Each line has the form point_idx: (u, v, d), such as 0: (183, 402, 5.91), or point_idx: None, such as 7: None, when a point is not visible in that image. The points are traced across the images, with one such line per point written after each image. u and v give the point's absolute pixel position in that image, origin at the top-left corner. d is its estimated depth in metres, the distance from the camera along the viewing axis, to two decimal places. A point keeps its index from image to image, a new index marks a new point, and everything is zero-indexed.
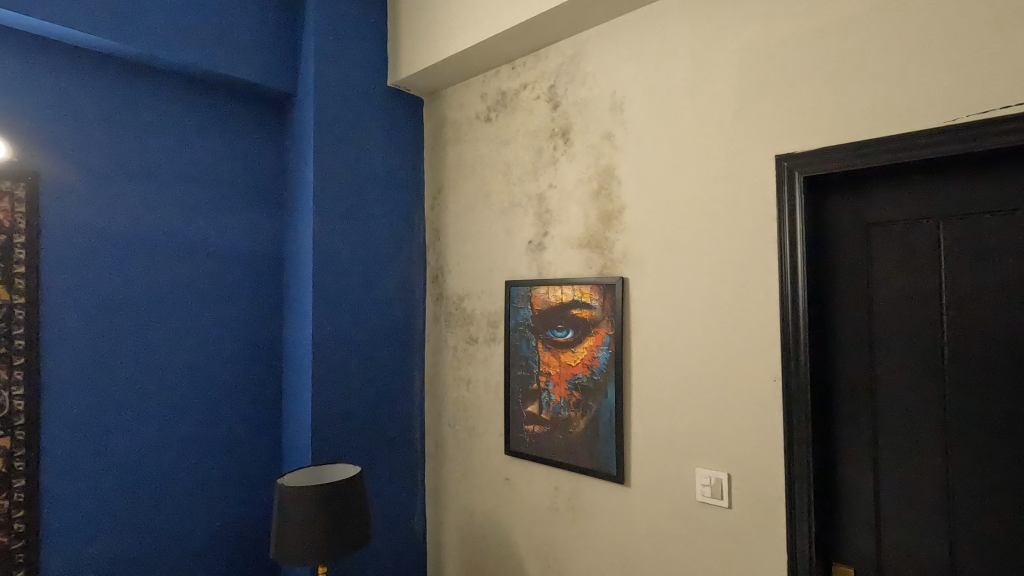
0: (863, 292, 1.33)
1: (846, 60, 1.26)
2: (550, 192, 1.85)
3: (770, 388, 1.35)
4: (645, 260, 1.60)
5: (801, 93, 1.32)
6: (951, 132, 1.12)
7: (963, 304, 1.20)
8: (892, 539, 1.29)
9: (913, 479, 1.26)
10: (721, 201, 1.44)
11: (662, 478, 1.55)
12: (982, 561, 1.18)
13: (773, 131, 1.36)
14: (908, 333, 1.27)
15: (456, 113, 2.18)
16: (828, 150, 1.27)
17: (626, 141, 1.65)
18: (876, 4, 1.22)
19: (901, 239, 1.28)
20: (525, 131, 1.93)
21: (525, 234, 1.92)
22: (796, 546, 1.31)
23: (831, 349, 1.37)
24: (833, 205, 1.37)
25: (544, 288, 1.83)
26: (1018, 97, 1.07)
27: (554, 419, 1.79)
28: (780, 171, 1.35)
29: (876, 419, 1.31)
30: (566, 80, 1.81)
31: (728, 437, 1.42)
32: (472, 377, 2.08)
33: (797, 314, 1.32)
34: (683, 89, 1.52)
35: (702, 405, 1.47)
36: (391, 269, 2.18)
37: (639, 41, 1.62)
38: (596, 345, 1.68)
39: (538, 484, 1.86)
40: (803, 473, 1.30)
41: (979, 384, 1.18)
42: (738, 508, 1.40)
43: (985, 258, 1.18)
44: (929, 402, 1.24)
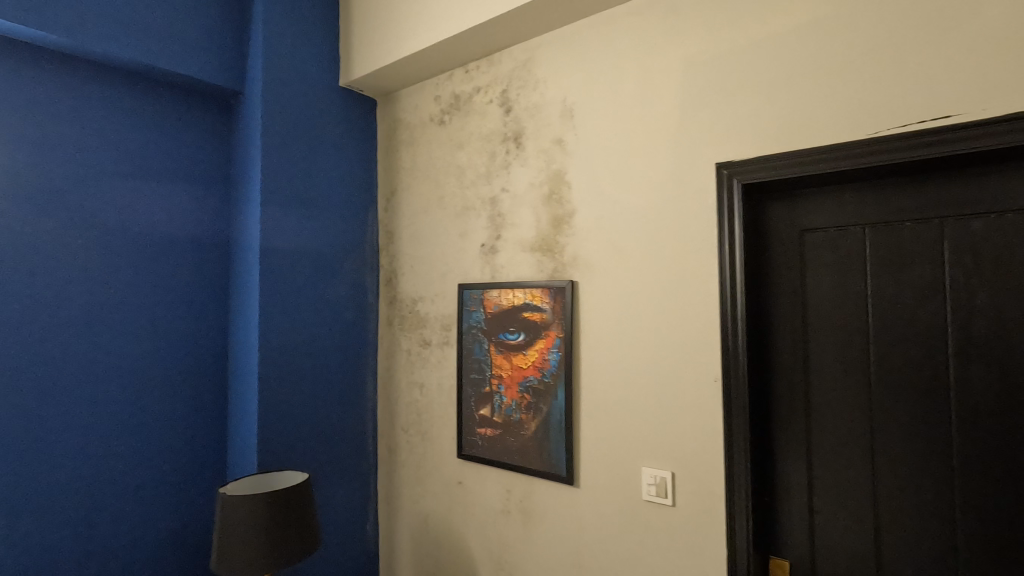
0: (797, 296, 1.39)
1: (781, 73, 1.31)
2: (502, 196, 1.86)
3: (710, 388, 1.40)
4: (594, 264, 1.62)
5: (739, 104, 1.37)
6: (875, 144, 1.18)
7: (887, 307, 1.27)
8: (824, 534, 1.34)
9: (843, 476, 1.32)
10: (665, 207, 1.48)
11: (610, 479, 1.57)
12: (904, 553, 1.24)
13: (713, 140, 1.41)
14: (839, 335, 1.33)
15: (409, 115, 2.17)
16: (764, 158, 1.32)
17: (575, 147, 1.67)
18: (805, 21, 1.28)
19: (831, 245, 1.34)
20: (478, 134, 1.94)
21: (478, 237, 1.93)
22: (735, 540, 1.35)
23: (768, 350, 1.42)
24: (770, 212, 1.43)
25: (496, 291, 1.84)
26: (932, 113, 1.13)
27: (506, 422, 1.80)
28: (719, 178, 1.39)
29: (809, 417, 1.37)
30: (518, 84, 1.82)
31: (671, 437, 1.46)
32: (426, 380, 2.07)
33: (736, 317, 1.36)
34: (630, 97, 1.56)
35: (648, 406, 1.50)
36: (343, 272, 2.15)
37: (588, 48, 1.65)
38: (547, 347, 1.69)
39: (490, 487, 1.86)
40: (742, 470, 1.35)
41: (902, 383, 1.25)
42: (682, 506, 1.44)
43: (907, 264, 1.25)
44: (857, 401, 1.30)
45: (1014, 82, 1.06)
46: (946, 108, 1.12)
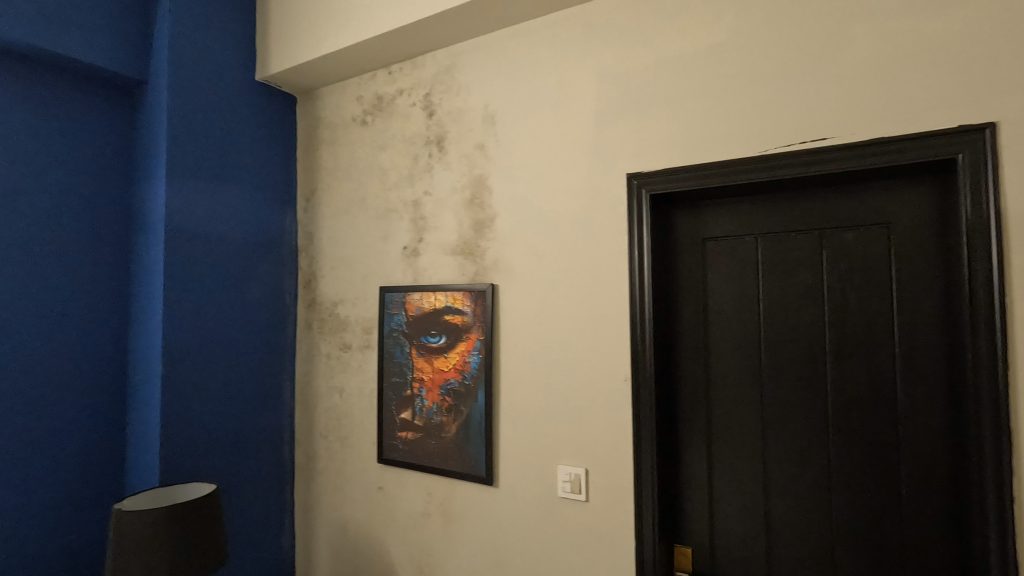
0: (700, 299, 1.49)
1: (685, 91, 1.40)
2: (424, 199, 1.86)
3: (620, 387, 1.47)
4: (513, 267, 1.66)
5: (648, 119, 1.45)
6: (764, 161, 1.29)
7: (776, 310, 1.39)
8: (722, 521, 1.45)
9: (739, 466, 1.42)
10: (581, 214, 1.54)
11: (528, 478, 1.61)
12: (789, 535, 1.36)
13: (625, 152, 1.48)
14: (734, 336, 1.44)
15: (331, 114, 2.13)
16: (669, 170, 1.41)
17: (497, 153, 1.71)
18: (705, 45, 1.37)
19: (730, 253, 1.45)
20: (401, 136, 1.93)
21: (400, 239, 1.92)
22: (643, 532, 1.42)
23: (674, 350, 1.52)
24: (677, 221, 1.52)
25: (418, 294, 1.84)
26: (811, 135, 1.25)
27: (427, 425, 1.80)
28: (630, 188, 1.47)
29: (710, 412, 1.47)
30: (441, 89, 1.83)
31: (585, 434, 1.52)
32: (346, 385, 2.03)
33: (645, 319, 1.44)
34: (548, 107, 1.61)
35: (565, 406, 1.55)
36: (258, 273, 2.07)
37: (509, 57, 1.69)
38: (468, 350, 1.71)
39: (411, 491, 1.85)
40: (649, 465, 1.42)
41: (789, 380, 1.37)
42: (595, 501, 1.50)
43: (793, 271, 1.37)
44: (752, 397, 1.41)
45: (877, 110, 1.18)
46: (823, 131, 1.23)
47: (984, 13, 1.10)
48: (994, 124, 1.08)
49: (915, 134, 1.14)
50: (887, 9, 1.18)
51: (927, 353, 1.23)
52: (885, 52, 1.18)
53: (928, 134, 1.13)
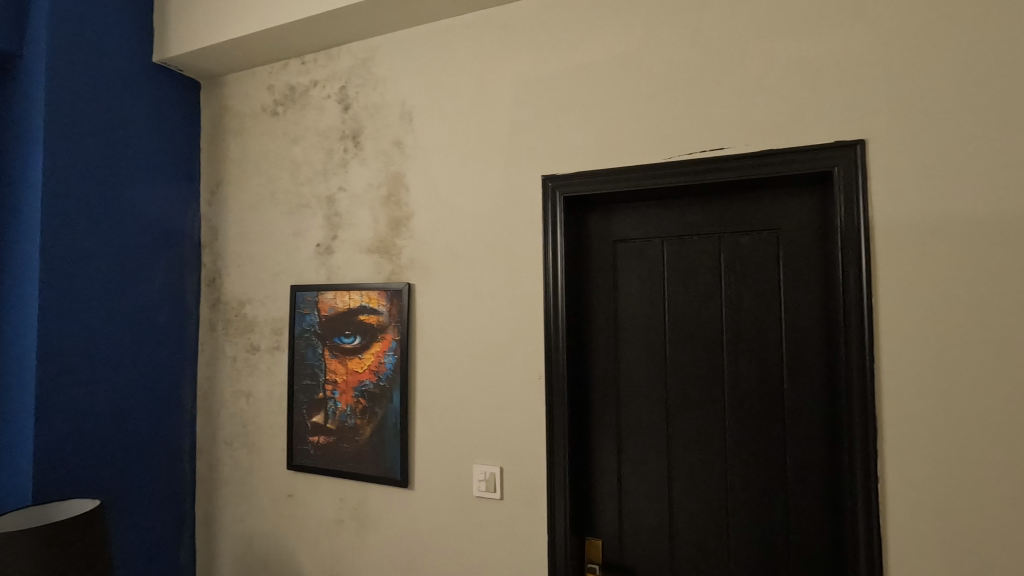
0: (611, 298, 1.54)
1: (597, 97, 1.44)
2: (339, 195, 1.80)
3: (535, 385, 1.49)
4: (430, 266, 1.64)
5: (562, 123, 1.48)
6: (668, 167, 1.35)
7: (680, 309, 1.46)
8: (630, 513, 1.50)
9: (646, 459, 1.49)
10: (497, 214, 1.55)
11: (444, 479, 1.60)
12: (690, 522, 1.44)
13: (540, 155, 1.51)
14: (643, 334, 1.50)
15: (239, 103, 2.01)
16: (581, 173, 1.45)
17: (414, 151, 1.68)
18: (616, 54, 1.42)
19: (639, 254, 1.51)
20: (315, 130, 1.86)
21: (313, 237, 1.85)
22: (555, 527, 1.45)
23: (587, 348, 1.56)
24: (590, 222, 1.57)
25: (331, 293, 1.78)
26: (711, 144, 1.32)
27: (340, 428, 1.74)
28: (545, 189, 1.49)
29: (619, 408, 1.52)
30: (357, 82, 1.78)
31: (500, 433, 1.53)
32: (253, 389, 1.93)
33: (559, 318, 1.47)
34: (466, 106, 1.61)
35: (480, 405, 1.56)
36: (155, 270, 1.92)
37: (427, 54, 1.67)
38: (383, 350, 1.67)
39: (323, 498, 1.79)
40: (562, 461, 1.46)
41: (692, 375, 1.44)
42: (509, 499, 1.51)
43: (695, 272, 1.45)
44: (658, 392, 1.48)
45: (768, 124, 1.27)
46: (721, 141, 1.31)
47: (858, 40, 1.20)
48: (863, 141, 1.19)
49: (799, 147, 1.24)
50: (776, 30, 1.27)
51: (809, 349, 1.33)
52: (774, 70, 1.27)
53: (810, 148, 1.23)
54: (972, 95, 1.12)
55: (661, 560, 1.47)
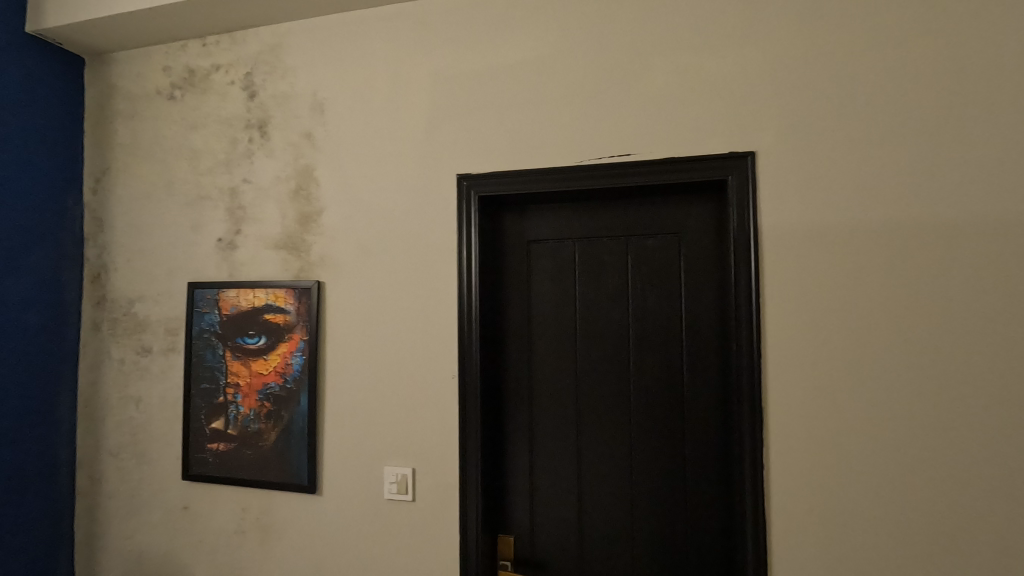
0: (524, 298, 1.56)
1: (512, 97, 1.45)
2: (243, 187, 1.70)
3: (448, 385, 1.49)
4: (341, 264, 1.59)
5: (478, 123, 1.48)
6: (578, 171, 1.39)
7: (590, 309, 1.51)
8: (542, 508, 1.53)
9: (556, 455, 1.52)
10: (411, 212, 1.53)
11: (354, 483, 1.55)
12: (598, 515, 1.48)
13: (456, 153, 1.50)
14: (555, 333, 1.53)
15: (130, 84, 1.85)
16: (496, 173, 1.46)
17: (325, 144, 1.62)
18: (532, 57, 1.44)
19: (551, 255, 1.54)
20: (217, 117, 1.74)
21: (213, 230, 1.73)
22: (467, 526, 1.45)
23: (500, 348, 1.58)
24: (505, 223, 1.58)
25: (234, 291, 1.68)
26: (620, 150, 1.37)
27: (242, 434, 1.65)
28: (459, 188, 1.49)
29: (532, 406, 1.55)
30: (265, 69, 1.69)
31: (413, 434, 1.51)
32: (144, 394, 1.78)
33: (472, 317, 1.47)
34: (380, 100, 1.57)
35: (393, 406, 1.53)
36: (30, 263, 1.71)
37: (340, 44, 1.62)
38: (290, 351, 1.60)
39: (223, 508, 1.68)
40: (474, 460, 1.46)
41: (600, 372, 1.49)
42: (421, 500, 1.49)
43: (604, 273, 1.50)
44: (568, 389, 1.52)
45: (671, 133, 1.34)
46: (629, 148, 1.36)
47: (752, 59, 1.29)
48: (753, 153, 1.28)
49: (697, 156, 1.32)
50: (679, 43, 1.34)
51: (706, 346, 1.42)
52: (677, 80, 1.33)
53: (707, 157, 1.31)
54: (847, 115, 1.23)
55: (570, 553, 1.51)
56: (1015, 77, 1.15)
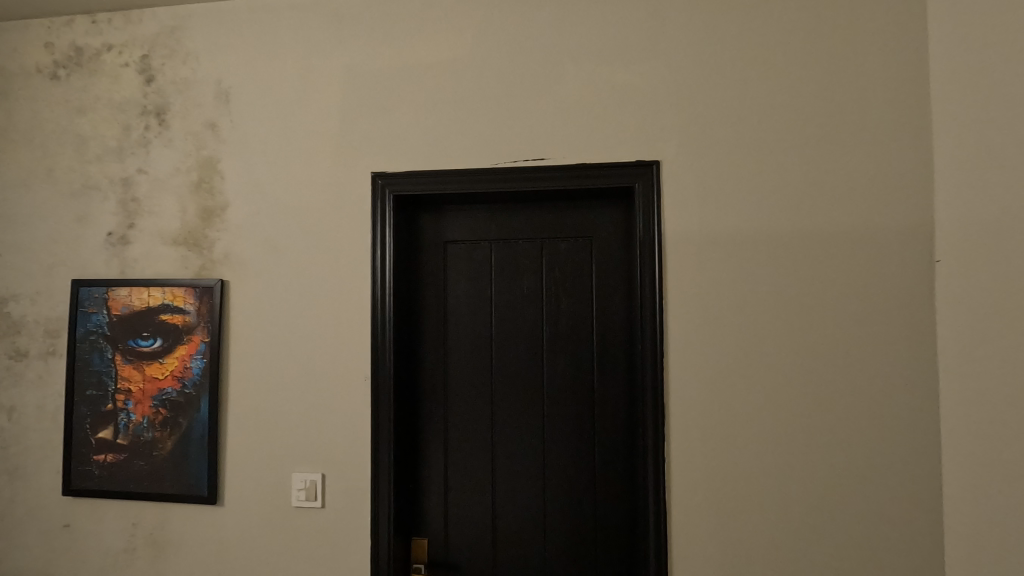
0: (441, 299, 1.55)
1: (428, 97, 1.44)
2: (138, 178, 1.58)
3: (361, 387, 1.45)
4: (247, 262, 1.51)
5: (393, 120, 1.46)
6: (493, 173, 1.40)
7: (505, 310, 1.52)
8: (456, 510, 1.53)
9: (471, 455, 1.53)
10: (322, 209, 1.48)
11: (259, 491, 1.48)
12: (511, 514, 1.50)
13: (370, 151, 1.47)
14: (471, 334, 1.54)
15: (5, 59, 1.67)
16: (411, 173, 1.44)
17: (230, 135, 1.54)
18: (448, 58, 1.43)
19: (468, 256, 1.55)
20: (108, 101, 1.61)
21: (102, 224, 1.60)
22: (379, 530, 1.42)
23: (416, 349, 1.56)
24: (421, 223, 1.57)
25: (125, 289, 1.55)
26: (534, 154, 1.39)
27: (133, 444, 1.53)
28: (374, 187, 1.46)
29: (447, 407, 1.54)
30: (163, 52, 1.58)
31: (323, 438, 1.46)
32: (18, 403, 1.61)
33: (386, 317, 1.45)
34: (290, 93, 1.51)
35: (302, 410, 1.47)
36: None
37: (248, 32, 1.54)
38: (189, 354, 1.51)
39: (112, 524, 1.55)
40: (387, 463, 1.43)
41: (515, 372, 1.51)
42: (331, 506, 1.45)
43: (519, 275, 1.52)
44: (483, 390, 1.53)
45: (583, 140, 1.38)
46: (543, 152, 1.39)
47: (657, 72, 1.35)
48: (658, 162, 1.34)
49: (607, 163, 1.36)
50: (591, 51, 1.38)
51: (614, 346, 1.47)
52: (589, 87, 1.37)
53: (616, 164, 1.36)
54: (742, 129, 1.32)
55: (483, 553, 1.51)
56: (881, 102, 1.28)
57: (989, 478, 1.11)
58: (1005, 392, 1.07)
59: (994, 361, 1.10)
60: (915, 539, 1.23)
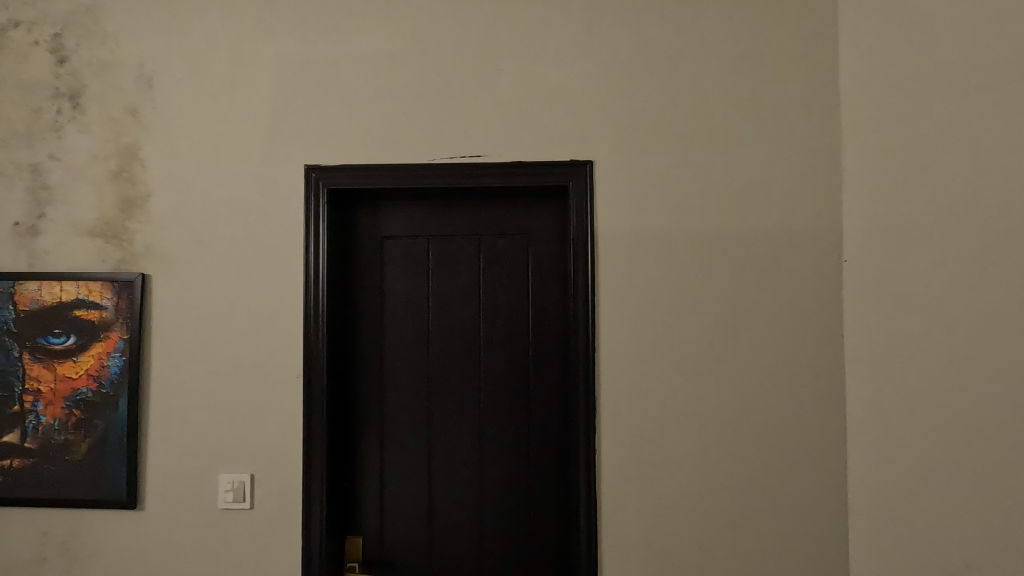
0: (378, 295, 1.54)
1: (366, 90, 1.42)
2: (49, 165, 1.49)
3: (293, 384, 1.42)
4: (172, 255, 1.45)
5: (328, 113, 1.43)
6: (430, 169, 1.40)
7: (442, 306, 1.53)
8: (392, 506, 1.52)
9: (407, 451, 1.52)
10: (252, 202, 1.44)
11: (184, 494, 1.42)
12: (447, 508, 1.51)
13: (304, 143, 1.43)
14: (408, 330, 1.53)
15: None
16: (346, 167, 1.42)
17: (153, 122, 1.47)
18: (384, 52, 1.42)
19: (405, 252, 1.54)
20: (15, 81, 1.50)
21: (8, 213, 1.49)
22: (310, 529, 1.40)
23: (351, 345, 1.54)
24: (358, 218, 1.54)
25: (34, 284, 1.46)
26: (471, 151, 1.40)
27: (43, 447, 1.44)
28: (307, 180, 1.43)
29: (383, 404, 1.53)
30: (79, 32, 1.49)
31: (252, 438, 1.42)
32: None
33: (319, 313, 1.42)
34: (219, 81, 1.45)
35: (231, 409, 1.42)
36: None
37: (173, 16, 1.47)
38: (105, 352, 1.43)
39: (19, 534, 1.45)
40: (319, 462, 1.41)
41: (452, 368, 1.52)
42: (260, 507, 1.41)
43: (456, 271, 1.53)
44: (420, 385, 1.52)
45: (519, 139, 1.40)
46: (480, 150, 1.40)
47: (590, 75, 1.39)
48: (591, 162, 1.38)
49: (543, 162, 1.39)
50: (528, 51, 1.40)
51: (550, 340, 1.50)
52: (526, 87, 1.39)
53: (552, 163, 1.39)
54: (670, 133, 1.37)
55: (419, 548, 1.51)
56: (797, 112, 1.36)
57: (901, 463, 1.21)
58: (924, 384, 1.16)
59: (909, 354, 1.19)
60: (823, 519, 1.33)
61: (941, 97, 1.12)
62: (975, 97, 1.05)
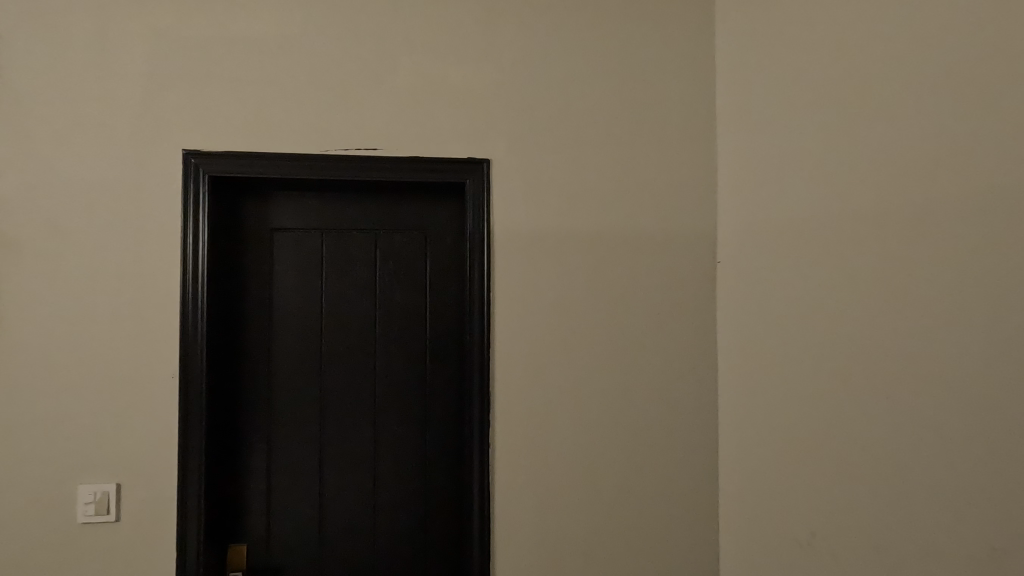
0: (265, 290, 1.47)
1: (253, 73, 1.35)
2: None
3: (168, 386, 1.32)
4: (22, 243, 1.29)
5: (210, 95, 1.34)
6: (322, 160, 1.36)
7: (336, 301, 1.48)
8: (279, 511, 1.46)
9: (296, 452, 1.46)
10: (119, 187, 1.32)
11: (35, 509, 1.28)
12: (339, 509, 1.47)
13: (182, 126, 1.33)
14: (298, 327, 1.47)
15: None
16: (230, 154, 1.34)
17: None
18: (275, 35, 1.35)
19: (296, 246, 1.48)
20: None
21: None
22: (186, 539, 1.31)
23: (236, 343, 1.45)
24: (245, 209, 1.46)
25: None
26: (366, 144, 1.37)
27: None
28: (185, 166, 1.33)
29: (271, 404, 1.46)
30: None
31: (119, 444, 1.30)
32: None
33: (198, 309, 1.33)
34: (81, 52, 1.31)
35: (94, 414, 1.30)
36: None
37: None
38: None
39: None
40: (196, 467, 1.32)
41: (345, 365, 1.48)
42: (128, 518, 1.30)
43: (351, 266, 1.49)
44: (311, 383, 1.47)
45: (416, 133, 1.39)
46: (377, 143, 1.38)
47: (488, 74, 1.41)
48: (487, 160, 1.40)
49: (439, 157, 1.39)
50: (426, 45, 1.39)
51: (447, 336, 1.50)
52: (424, 81, 1.39)
53: (448, 159, 1.39)
54: (563, 136, 1.42)
55: (308, 552, 1.46)
56: (679, 122, 1.46)
57: (760, 443, 1.34)
58: (776, 370, 1.29)
59: (765, 345, 1.32)
60: (697, 497, 1.44)
61: (792, 113, 1.24)
62: (817, 115, 1.18)
